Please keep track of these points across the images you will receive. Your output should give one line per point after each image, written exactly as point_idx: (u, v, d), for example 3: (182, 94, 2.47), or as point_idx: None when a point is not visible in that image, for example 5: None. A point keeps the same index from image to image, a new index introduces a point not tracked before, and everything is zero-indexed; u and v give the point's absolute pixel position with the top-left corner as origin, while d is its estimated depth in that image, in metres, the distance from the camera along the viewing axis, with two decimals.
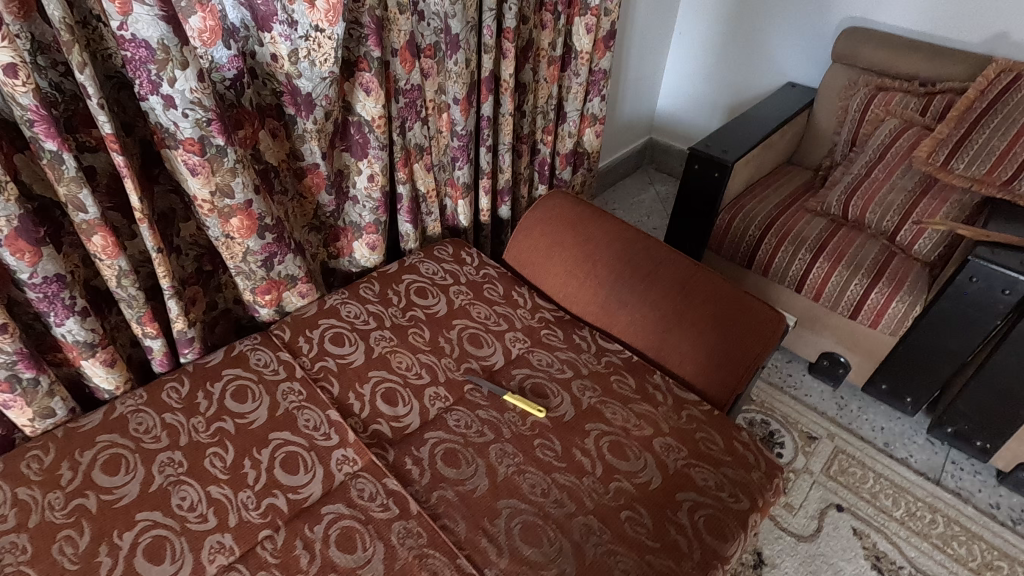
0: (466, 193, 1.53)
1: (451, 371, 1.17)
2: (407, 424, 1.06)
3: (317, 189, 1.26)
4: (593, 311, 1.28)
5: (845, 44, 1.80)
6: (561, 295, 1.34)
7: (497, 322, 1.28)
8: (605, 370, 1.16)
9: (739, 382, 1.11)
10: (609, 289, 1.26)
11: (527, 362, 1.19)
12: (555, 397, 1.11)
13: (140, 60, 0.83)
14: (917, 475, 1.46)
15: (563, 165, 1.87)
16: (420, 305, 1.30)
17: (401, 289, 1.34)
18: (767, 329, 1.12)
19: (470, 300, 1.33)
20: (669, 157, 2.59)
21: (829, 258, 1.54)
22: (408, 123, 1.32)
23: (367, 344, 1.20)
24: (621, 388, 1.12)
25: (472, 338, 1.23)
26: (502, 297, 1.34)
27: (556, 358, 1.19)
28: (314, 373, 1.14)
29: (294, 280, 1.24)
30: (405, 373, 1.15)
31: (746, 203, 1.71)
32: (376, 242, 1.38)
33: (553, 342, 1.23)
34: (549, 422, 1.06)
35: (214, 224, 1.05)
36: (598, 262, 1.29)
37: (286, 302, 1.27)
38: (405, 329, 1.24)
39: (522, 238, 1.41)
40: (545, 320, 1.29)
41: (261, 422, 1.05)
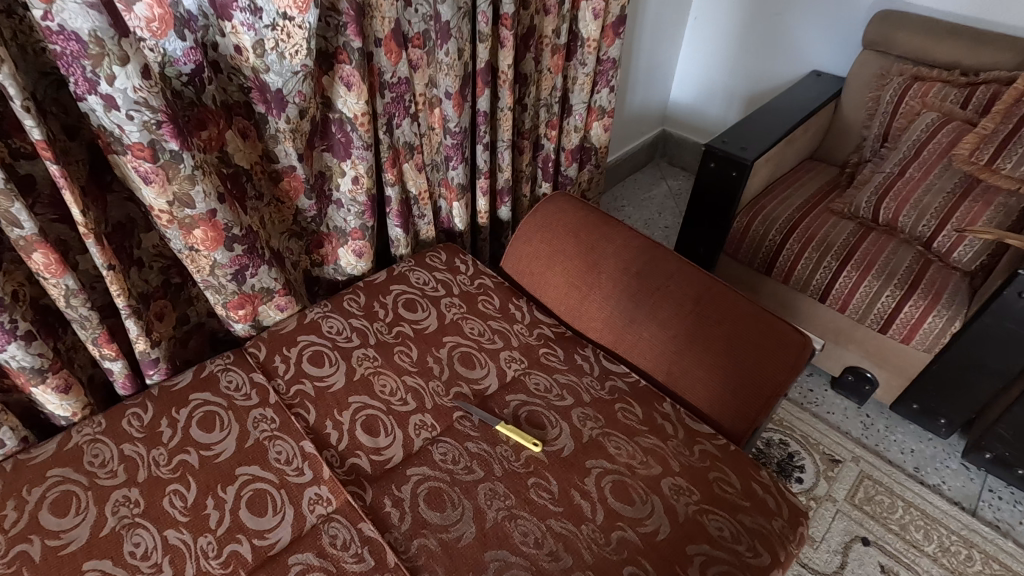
0: (461, 194, 1.42)
1: (439, 397, 1.06)
2: (388, 458, 0.97)
3: (295, 194, 1.15)
4: (596, 328, 1.17)
5: (877, 30, 1.65)
6: (563, 308, 1.22)
7: (492, 340, 1.17)
8: (610, 397, 1.05)
9: (759, 413, 0.99)
10: (615, 304, 1.15)
11: (523, 386, 1.08)
12: (554, 428, 1.00)
13: (73, 55, 0.73)
14: (951, 505, 1.34)
15: (569, 161, 1.74)
16: (408, 319, 1.20)
17: (388, 301, 1.23)
18: (791, 353, 1.00)
19: (463, 314, 1.22)
20: (682, 151, 2.45)
21: (857, 267, 1.41)
22: (395, 119, 1.21)
23: (349, 365, 1.10)
24: (626, 419, 1.01)
25: (464, 358, 1.13)
26: (498, 310, 1.23)
27: (555, 382, 1.08)
28: (290, 398, 1.04)
29: (271, 294, 1.14)
30: (388, 398, 1.05)
31: (766, 205, 1.57)
32: (363, 249, 1.28)
33: (552, 363, 1.12)
34: (545, 457, 0.96)
35: (176, 236, 0.95)
36: (603, 275, 1.17)
37: (263, 317, 1.17)
38: (391, 348, 1.14)
39: (520, 246, 1.29)
40: (544, 339, 1.17)
41: (228, 455, 0.95)
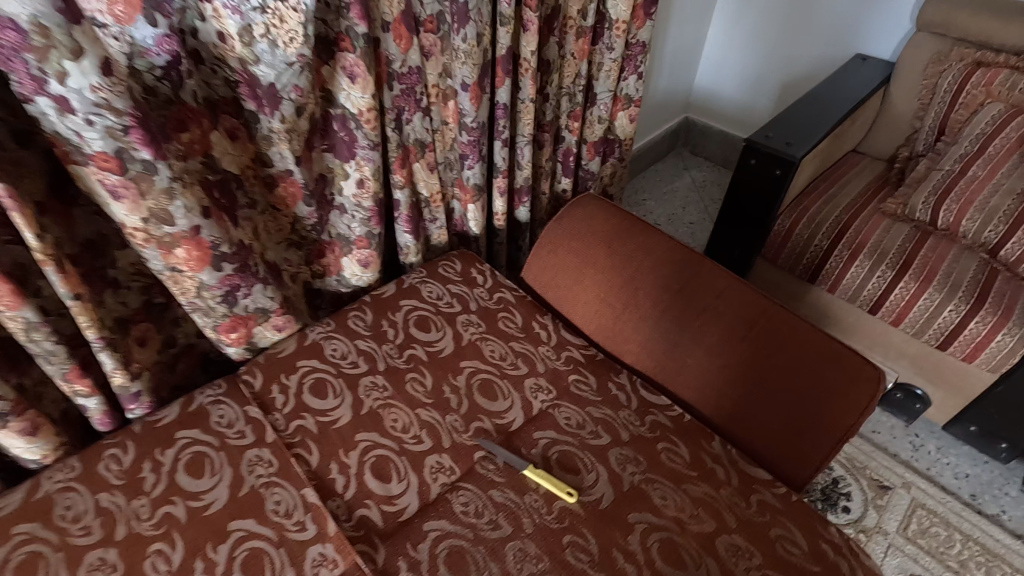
0: (477, 196, 1.28)
1: (457, 434, 0.94)
2: (402, 509, 0.85)
3: (293, 201, 1.02)
4: (633, 351, 1.04)
5: (935, 8, 1.48)
6: (593, 327, 1.10)
7: (515, 366, 1.04)
8: (652, 435, 0.93)
9: (823, 458, 0.86)
10: (653, 326, 1.02)
11: (552, 421, 0.96)
12: (589, 472, 0.88)
13: (12, 47, 0.59)
14: (1014, 538, 1.23)
15: (592, 154, 1.60)
16: (420, 340, 1.07)
17: (398, 320, 1.11)
18: (861, 391, 0.85)
19: (482, 334, 1.09)
20: (707, 140, 2.30)
21: (916, 277, 1.27)
22: (405, 114, 1.07)
23: (356, 396, 0.98)
24: (670, 462, 0.89)
25: (484, 387, 1.01)
26: (521, 330, 1.10)
27: (588, 417, 0.96)
28: (289, 436, 0.92)
29: (266, 314, 1.01)
30: (401, 435, 0.93)
31: (811, 205, 1.43)
32: (369, 259, 1.16)
33: (583, 393, 1.00)
34: (581, 509, 0.84)
35: (155, 256, 0.82)
36: (640, 291, 1.04)
37: (259, 338, 1.04)
38: (402, 376, 1.02)
39: (544, 257, 1.17)
40: (573, 364, 1.05)
41: (220, 506, 0.84)
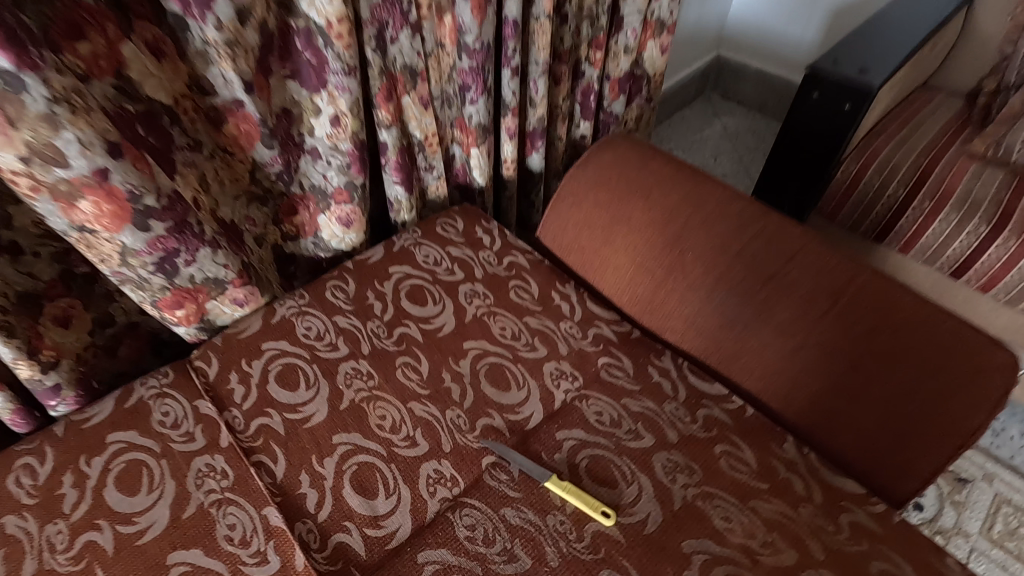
0: (482, 138, 1.06)
1: (460, 434, 0.75)
2: (391, 534, 0.67)
3: (249, 141, 0.81)
4: (679, 329, 0.85)
5: None
6: (627, 298, 0.90)
7: (531, 347, 0.85)
8: (706, 436, 0.74)
9: (936, 468, 0.67)
10: (703, 297, 0.82)
11: (579, 417, 0.76)
12: (629, 486, 0.69)
13: None
14: None
15: (616, 93, 1.36)
16: (414, 315, 0.88)
17: (386, 290, 0.90)
18: (990, 383, 0.65)
19: (489, 308, 0.89)
20: (741, 81, 2.04)
21: (1018, 232, 1.04)
22: (389, 30, 0.84)
23: (333, 386, 0.79)
24: (732, 472, 0.70)
25: (493, 374, 0.81)
26: (538, 302, 0.90)
27: (624, 412, 0.77)
28: (249, 439, 0.74)
29: (222, 285, 0.81)
30: (390, 436, 0.74)
31: (883, 147, 1.19)
32: (351, 217, 0.96)
33: (617, 381, 0.81)
34: (620, 536, 0.65)
35: (52, 210, 0.61)
36: (686, 254, 0.84)
37: (215, 315, 0.84)
38: (391, 360, 0.82)
39: (565, 213, 0.96)
40: (603, 345, 0.85)
41: (158, 532, 0.65)
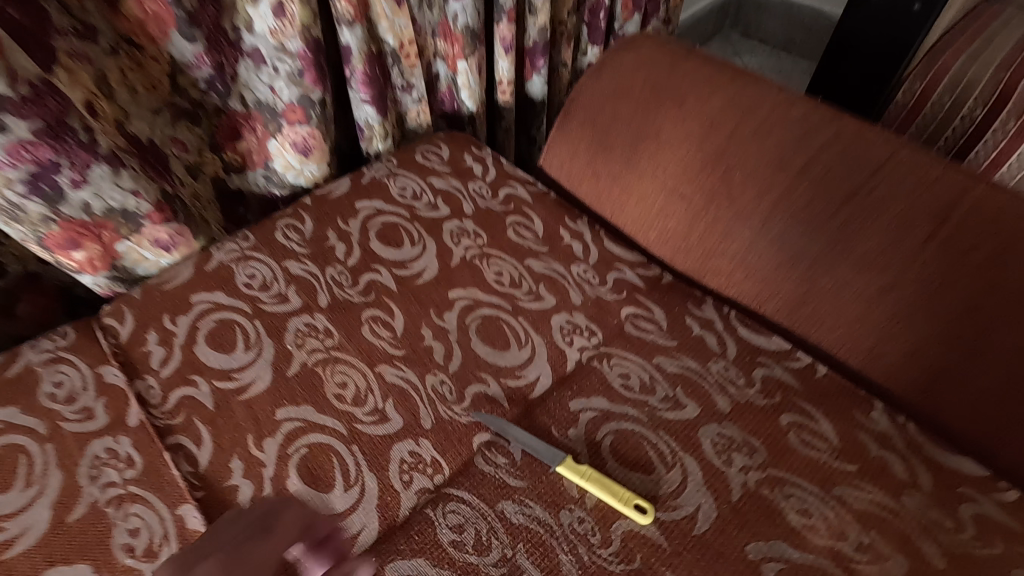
0: (471, 49, 0.86)
1: (445, 406, 0.58)
2: (352, 539, 0.50)
3: (161, 28, 0.62)
4: (725, 271, 0.66)
5: None
6: (655, 236, 0.72)
7: (536, 296, 0.67)
8: (767, 403, 0.56)
9: None
10: (755, 229, 0.64)
11: (599, 383, 0.59)
12: (670, 470, 0.52)
13: None
14: None
15: (629, 9, 1.16)
16: (387, 258, 0.69)
17: (351, 229, 0.72)
18: None
19: (481, 249, 0.71)
20: (764, 14, 1.82)
21: None
22: None
23: (281, 347, 0.61)
24: (807, 450, 0.52)
25: (488, 330, 0.63)
26: (543, 242, 0.72)
27: (658, 374, 0.59)
28: (166, 415, 0.56)
29: (135, 220, 0.63)
30: (352, 409, 0.57)
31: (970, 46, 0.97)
32: (308, 142, 0.76)
33: (646, 336, 0.63)
34: (662, 538, 0.48)
35: None
36: (734, 175, 0.65)
37: (132, 261, 0.66)
38: (356, 314, 0.64)
39: (575, 134, 0.77)
40: (627, 292, 0.67)
41: (33, 541, 0.48)
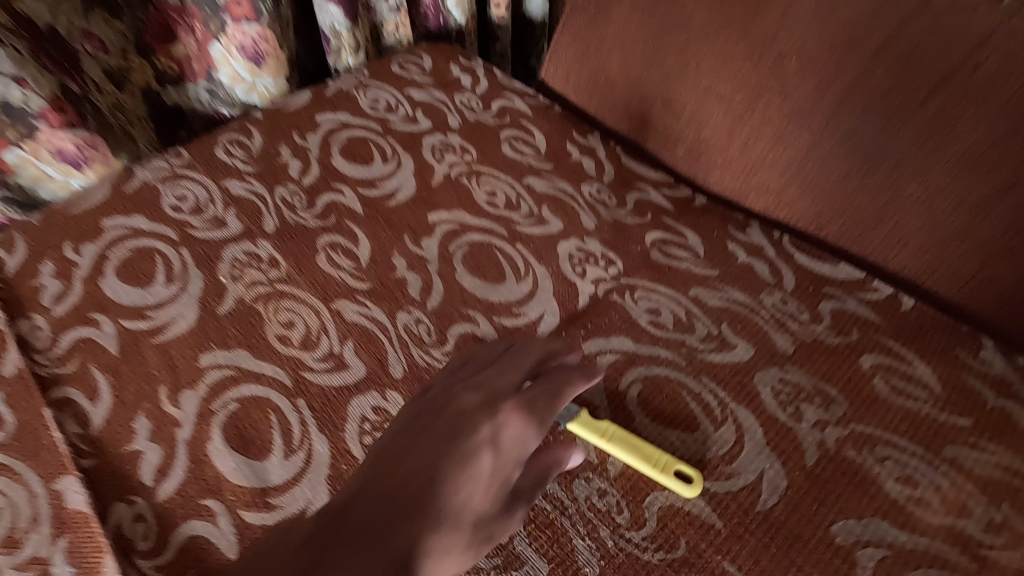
0: None
1: (422, 349, 0.44)
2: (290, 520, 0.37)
3: None
4: (775, 187, 0.53)
5: None
6: (684, 150, 0.58)
7: (538, 219, 0.53)
8: (842, 341, 0.43)
9: None
10: (818, 130, 0.49)
11: (621, 319, 0.46)
12: (718, 427, 0.39)
13: None
14: None
15: None
16: (353, 177, 0.56)
17: (309, 145, 0.58)
18: None
19: (471, 166, 0.57)
20: None
21: None
22: None
23: (212, 278, 0.48)
24: (902, 400, 0.39)
25: (477, 258, 0.50)
26: (545, 159, 0.58)
27: (697, 309, 0.46)
28: (54, 364, 0.43)
29: (26, 122, 0.51)
30: (299, 355, 0.44)
31: None
32: (257, 46, 0.62)
33: (679, 264, 0.49)
34: (712, 517, 0.35)
35: None
36: (791, 59, 0.50)
37: (30, 177, 0.54)
38: (311, 240, 0.50)
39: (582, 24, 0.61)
40: (652, 215, 0.54)
41: None
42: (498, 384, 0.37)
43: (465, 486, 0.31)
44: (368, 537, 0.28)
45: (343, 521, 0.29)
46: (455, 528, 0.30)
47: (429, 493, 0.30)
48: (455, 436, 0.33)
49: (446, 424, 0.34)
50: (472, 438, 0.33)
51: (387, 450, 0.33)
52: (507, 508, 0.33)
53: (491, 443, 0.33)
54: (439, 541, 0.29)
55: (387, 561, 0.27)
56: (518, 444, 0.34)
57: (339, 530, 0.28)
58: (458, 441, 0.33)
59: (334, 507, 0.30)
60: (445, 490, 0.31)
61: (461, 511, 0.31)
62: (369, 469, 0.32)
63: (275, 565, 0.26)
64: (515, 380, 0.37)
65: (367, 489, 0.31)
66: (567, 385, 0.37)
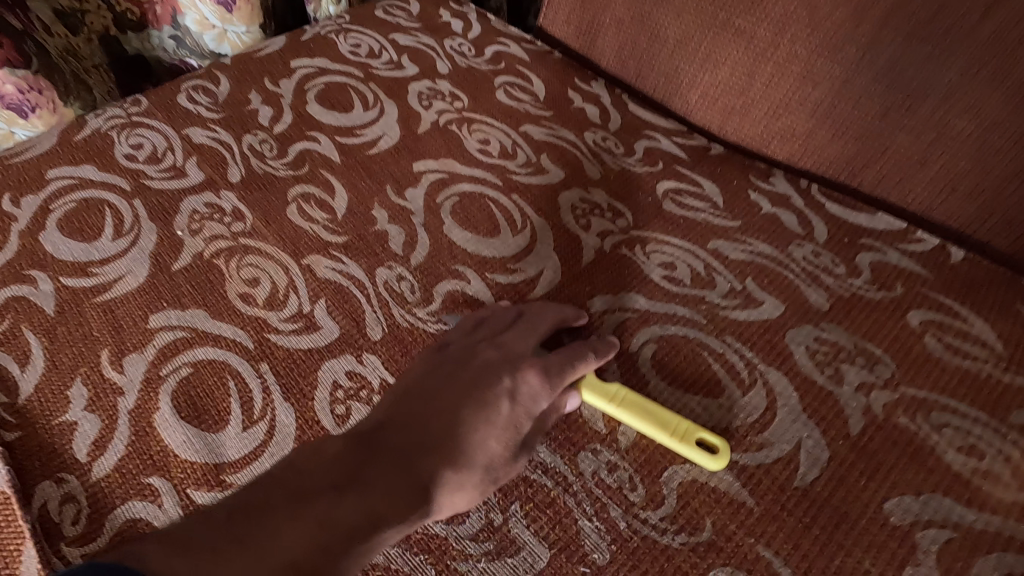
0: None
1: (404, 309, 0.39)
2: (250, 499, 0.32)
3: None
4: (801, 131, 0.46)
5: None
6: (698, 95, 0.51)
7: (538, 169, 0.47)
8: (885, 296, 0.38)
9: None
10: (856, 64, 0.43)
11: (630, 275, 0.40)
12: (745, 392, 0.34)
13: None
14: None
15: None
16: (329, 124, 0.50)
17: (282, 91, 0.52)
18: None
19: (462, 114, 0.51)
20: None
21: None
22: None
23: (168, 231, 0.42)
24: (957, 360, 0.35)
25: (467, 210, 0.44)
26: (544, 105, 0.52)
27: (719, 263, 0.41)
28: None
29: None
30: (263, 315, 0.38)
31: None
32: None
33: (696, 216, 0.44)
34: (741, 492, 0.31)
35: None
36: None
37: None
38: (282, 191, 0.45)
39: None
40: (664, 164, 0.48)
41: None
42: (524, 334, 0.34)
43: (482, 428, 0.30)
44: (392, 464, 0.28)
45: (366, 457, 0.28)
46: (468, 479, 0.29)
47: (450, 429, 0.29)
48: (480, 379, 0.31)
49: (471, 371, 0.32)
50: (493, 388, 0.31)
51: (422, 373, 0.32)
52: (520, 452, 0.31)
53: (512, 396, 0.31)
54: (455, 477, 0.29)
55: (402, 494, 0.28)
56: (532, 402, 0.31)
57: (371, 451, 0.28)
58: (482, 384, 0.31)
59: (367, 425, 0.30)
60: (465, 430, 0.29)
61: (476, 461, 0.29)
62: (401, 394, 0.31)
63: (312, 478, 0.27)
64: (539, 336, 0.34)
65: (396, 415, 0.30)
66: (590, 359, 0.33)
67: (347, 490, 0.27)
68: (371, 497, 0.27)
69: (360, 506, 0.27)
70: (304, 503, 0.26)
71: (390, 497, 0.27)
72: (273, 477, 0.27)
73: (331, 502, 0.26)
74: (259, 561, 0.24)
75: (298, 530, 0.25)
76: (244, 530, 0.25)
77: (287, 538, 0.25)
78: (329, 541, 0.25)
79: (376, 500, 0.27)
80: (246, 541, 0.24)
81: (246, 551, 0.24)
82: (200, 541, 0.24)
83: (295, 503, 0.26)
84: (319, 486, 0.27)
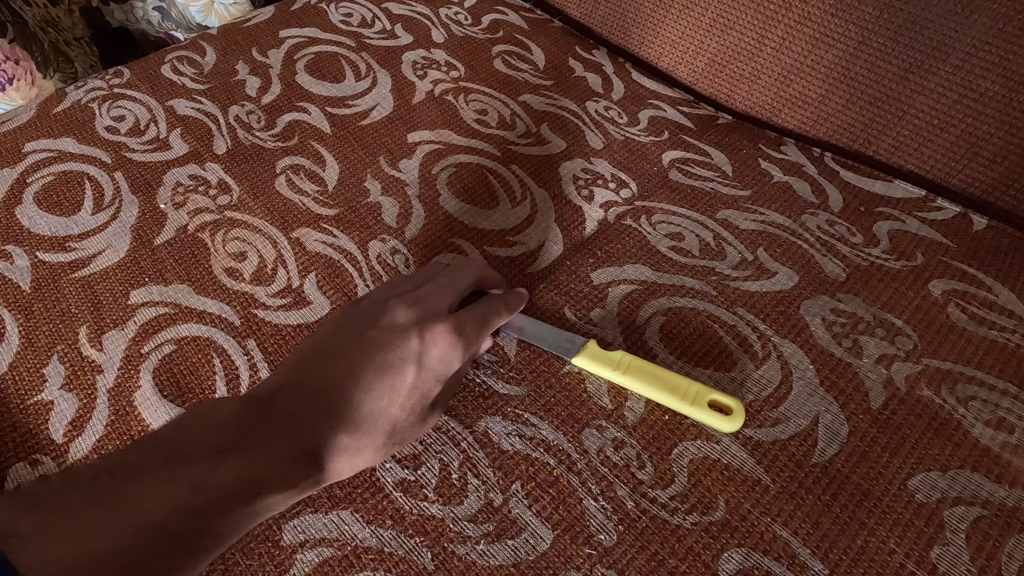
0: None
1: None
2: None
3: None
4: (814, 98, 0.44)
5: None
6: (706, 63, 0.48)
7: (539, 139, 0.45)
8: (905, 266, 0.37)
9: None
10: (878, 25, 0.40)
11: (636, 246, 0.38)
12: (758, 366, 0.32)
13: None
14: None
15: None
16: (320, 95, 0.47)
17: (270, 61, 0.49)
18: None
19: (459, 84, 0.49)
20: None
21: None
22: None
23: (150, 204, 0.40)
24: (981, 330, 0.34)
25: (465, 182, 0.42)
26: (545, 75, 0.50)
27: (730, 234, 0.39)
28: None
29: None
30: (250, 289, 0.36)
31: None
32: None
33: (705, 186, 0.42)
34: (755, 469, 0.29)
35: None
36: None
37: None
38: (271, 163, 0.43)
39: None
40: (670, 133, 0.46)
41: None
42: (437, 292, 0.31)
43: (383, 392, 0.28)
44: (283, 429, 0.27)
45: (258, 420, 0.27)
46: (368, 441, 0.28)
47: (347, 394, 0.28)
48: (383, 341, 0.29)
49: (379, 330, 0.29)
50: (397, 351, 0.29)
51: (328, 330, 0.30)
52: (424, 414, 0.29)
53: (416, 361, 0.29)
54: (351, 442, 0.27)
55: (292, 458, 0.27)
56: (441, 366, 0.29)
57: (264, 413, 0.27)
58: (385, 347, 0.29)
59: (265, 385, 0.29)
60: (364, 396, 0.28)
61: (376, 424, 0.28)
62: (305, 355, 0.29)
63: (192, 442, 0.26)
64: (456, 293, 0.32)
65: (296, 375, 0.29)
66: (499, 313, 0.31)
67: (227, 455, 0.26)
68: (256, 461, 0.26)
69: (243, 469, 0.25)
70: (181, 465, 0.25)
71: (276, 461, 0.26)
72: (155, 439, 0.26)
73: (209, 467, 0.25)
74: (123, 524, 0.23)
75: (164, 494, 0.24)
76: (116, 492, 0.24)
77: (152, 501, 0.24)
78: (203, 504, 0.24)
79: (261, 464, 0.26)
80: (108, 501, 0.24)
81: (106, 511, 0.24)
82: (64, 500, 0.24)
83: (173, 465, 0.25)
84: (199, 449, 0.26)
